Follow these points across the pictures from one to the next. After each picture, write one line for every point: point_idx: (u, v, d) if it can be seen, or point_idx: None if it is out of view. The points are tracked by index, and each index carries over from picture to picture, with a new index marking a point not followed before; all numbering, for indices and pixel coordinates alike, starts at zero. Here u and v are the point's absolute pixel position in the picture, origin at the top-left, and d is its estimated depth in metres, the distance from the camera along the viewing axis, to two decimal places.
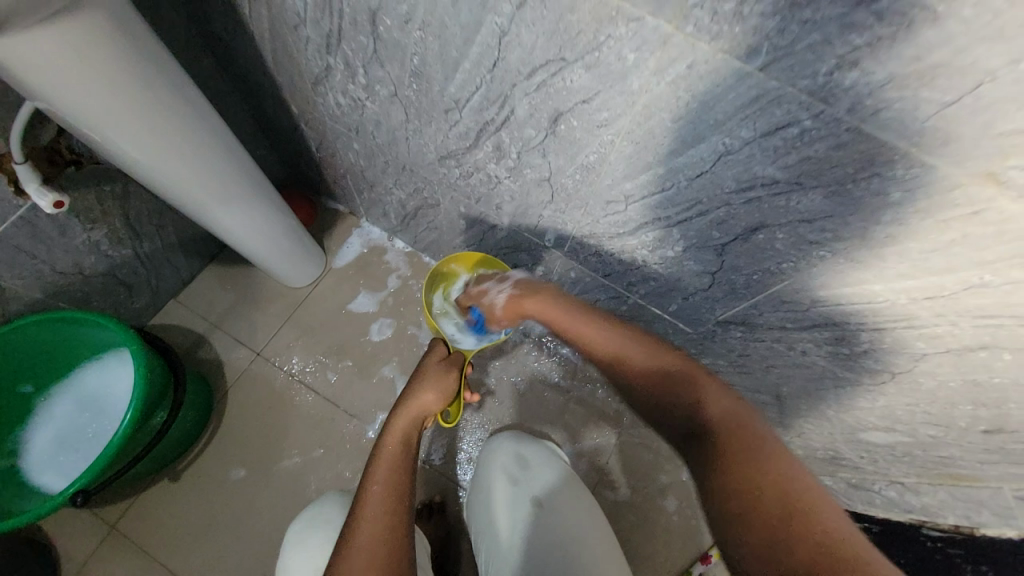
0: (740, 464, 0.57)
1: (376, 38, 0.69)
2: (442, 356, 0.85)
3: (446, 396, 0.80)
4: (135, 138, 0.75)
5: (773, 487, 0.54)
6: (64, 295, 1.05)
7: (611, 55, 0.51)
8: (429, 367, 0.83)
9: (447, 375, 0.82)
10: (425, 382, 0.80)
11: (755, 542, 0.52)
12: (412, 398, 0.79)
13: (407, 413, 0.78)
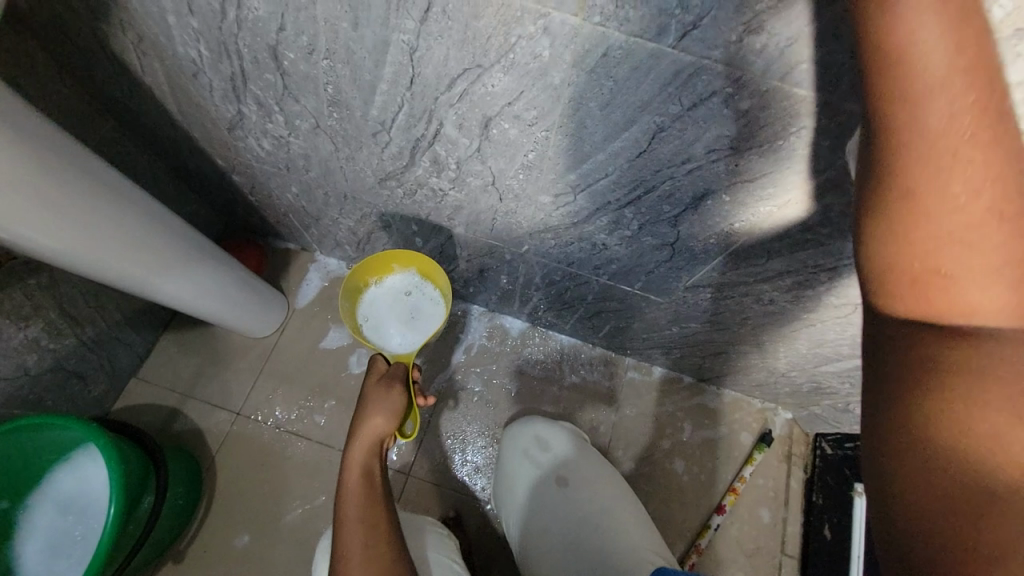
0: (982, 364, 0.33)
1: (283, 74, 0.66)
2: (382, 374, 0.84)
3: (395, 413, 0.78)
4: (49, 227, 0.70)
5: (989, 402, 0.32)
6: (12, 401, 0.97)
7: (526, 54, 0.50)
8: (370, 391, 0.81)
9: (391, 392, 0.80)
10: (369, 408, 0.78)
11: (930, 463, 0.32)
12: (361, 428, 0.77)
13: (362, 445, 0.77)
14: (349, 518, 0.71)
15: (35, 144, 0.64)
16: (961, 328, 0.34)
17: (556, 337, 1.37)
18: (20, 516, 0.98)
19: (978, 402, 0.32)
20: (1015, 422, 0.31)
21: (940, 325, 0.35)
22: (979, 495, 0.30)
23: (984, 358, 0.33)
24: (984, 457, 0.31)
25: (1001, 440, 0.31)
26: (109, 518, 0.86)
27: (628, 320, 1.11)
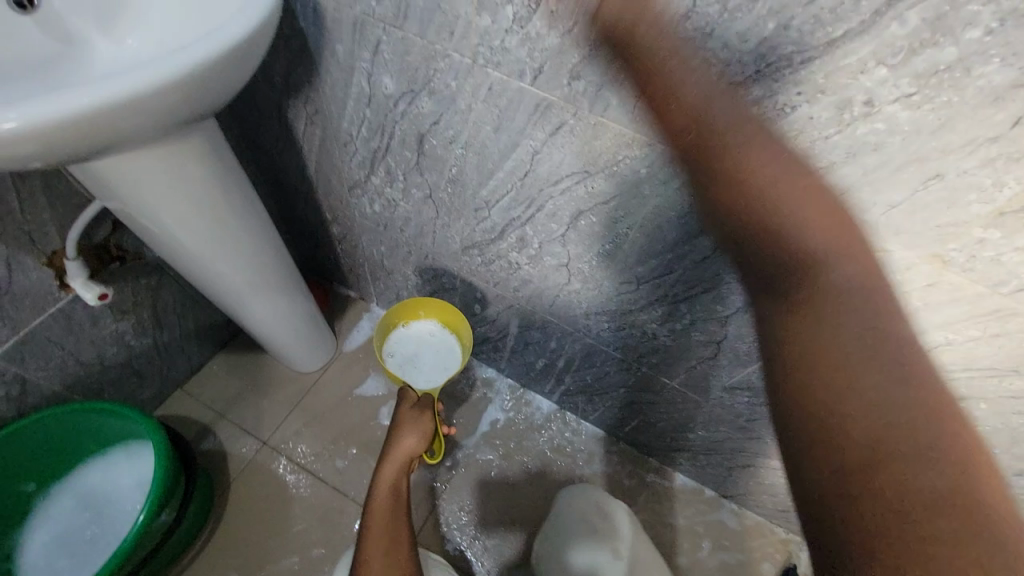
0: (826, 315, 0.41)
1: (421, 154, 0.83)
2: (414, 401, 0.92)
3: (426, 433, 0.87)
4: (200, 234, 0.84)
5: (872, 406, 0.37)
6: (79, 387, 1.02)
7: (628, 169, 0.65)
8: (403, 414, 0.91)
9: (422, 416, 0.90)
10: (402, 428, 0.88)
11: (838, 429, 0.38)
12: (394, 444, 0.86)
13: (393, 461, 0.85)
14: (375, 525, 0.78)
15: (222, 179, 0.80)
16: (805, 264, 0.43)
17: (581, 424, 1.39)
18: (49, 495, 0.99)
19: (829, 362, 0.39)
20: (868, 393, 0.38)
21: (805, 294, 0.42)
22: (867, 457, 0.36)
23: (824, 327, 0.41)
24: (854, 416, 0.37)
25: (871, 405, 0.37)
26: (141, 520, 0.87)
27: (659, 416, 1.15)
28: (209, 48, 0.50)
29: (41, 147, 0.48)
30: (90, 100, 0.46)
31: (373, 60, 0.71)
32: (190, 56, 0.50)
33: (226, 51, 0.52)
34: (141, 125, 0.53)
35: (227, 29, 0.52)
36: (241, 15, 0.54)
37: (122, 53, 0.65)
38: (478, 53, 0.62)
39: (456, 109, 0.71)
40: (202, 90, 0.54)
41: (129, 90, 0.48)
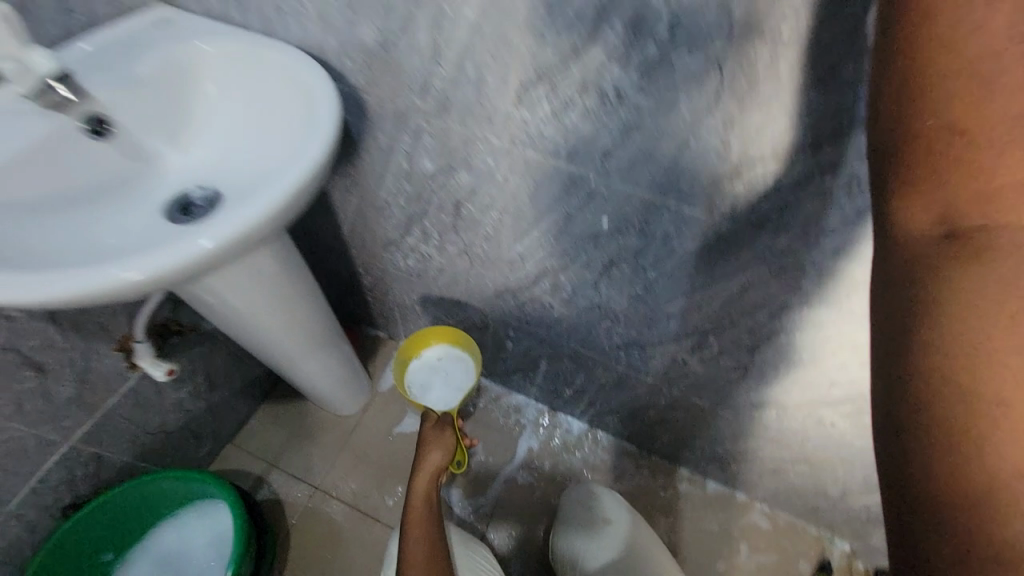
0: (963, 267, 0.32)
1: (458, 217, 0.89)
2: (436, 418, 1.05)
3: (449, 449, 0.99)
4: (262, 308, 0.90)
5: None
6: (146, 455, 1.06)
7: (658, 228, 0.71)
8: (427, 432, 1.03)
9: (444, 433, 1.01)
10: (428, 444, 0.99)
11: (949, 343, 0.32)
12: (423, 459, 0.97)
13: (423, 468, 0.96)
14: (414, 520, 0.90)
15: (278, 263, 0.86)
16: (959, 131, 0.31)
17: (613, 441, 1.45)
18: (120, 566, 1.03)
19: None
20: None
21: (974, 250, 0.32)
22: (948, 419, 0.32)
23: (1000, 268, 0.31)
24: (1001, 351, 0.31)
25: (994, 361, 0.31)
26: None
27: (691, 430, 1.22)
28: (298, 182, 0.56)
29: (167, 284, 0.53)
30: (210, 245, 0.53)
31: (414, 143, 0.77)
32: (281, 193, 0.56)
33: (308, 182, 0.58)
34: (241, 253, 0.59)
35: (305, 159, 0.59)
36: (313, 142, 0.60)
37: (189, 164, 0.71)
38: (516, 137, 0.68)
39: (494, 181, 0.77)
40: (288, 211, 0.58)
41: (238, 230, 0.54)
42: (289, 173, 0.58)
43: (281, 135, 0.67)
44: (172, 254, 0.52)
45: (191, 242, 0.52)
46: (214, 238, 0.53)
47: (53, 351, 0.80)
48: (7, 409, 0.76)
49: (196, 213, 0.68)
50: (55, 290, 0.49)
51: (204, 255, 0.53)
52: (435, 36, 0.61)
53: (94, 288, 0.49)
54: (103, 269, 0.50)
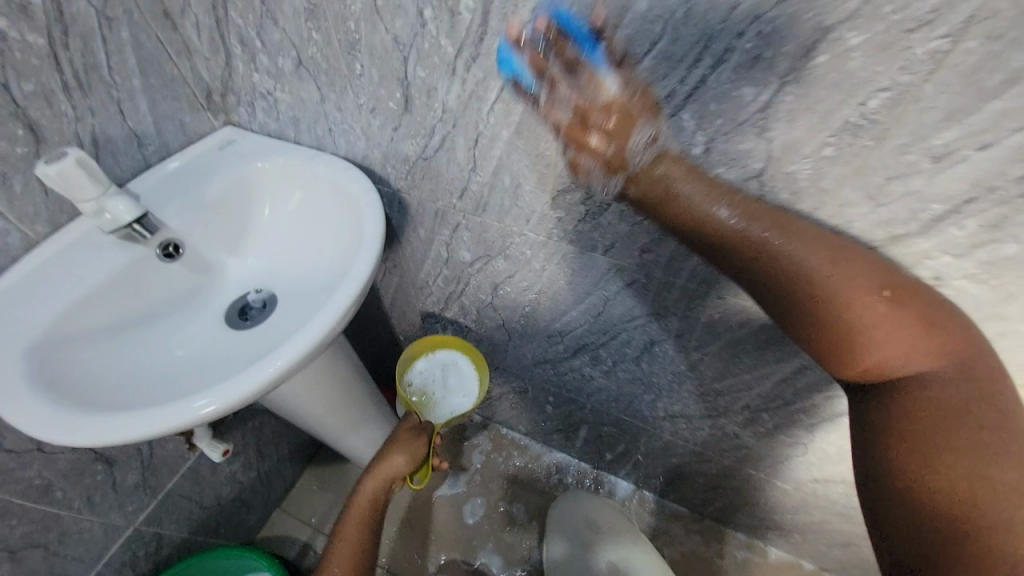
0: (910, 419, 0.46)
1: (496, 297, 0.90)
2: (414, 424, 0.90)
3: (413, 459, 0.85)
4: (314, 391, 0.92)
5: (975, 474, 0.43)
6: (201, 528, 1.09)
7: (703, 313, 0.70)
8: (400, 433, 0.89)
9: (417, 441, 0.86)
10: (394, 446, 0.86)
11: (924, 462, 0.45)
12: (383, 460, 0.85)
13: (377, 475, 0.84)
14: (347, 537, 0.81)
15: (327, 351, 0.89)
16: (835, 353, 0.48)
17: (661, 503, 1.38)
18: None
19: (919, 402, 0.46)
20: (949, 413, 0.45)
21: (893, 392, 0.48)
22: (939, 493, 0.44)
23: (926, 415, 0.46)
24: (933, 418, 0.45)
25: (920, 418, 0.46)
26: None
27: (745, 498, 1.15)
28: (349, 301, 0.60)
29: (228, 411, 0.54)
30: (270, 370, 0.55)
31: (453, 235, 0.80)
32: (334, 313, 0.59)
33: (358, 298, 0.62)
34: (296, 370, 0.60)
35: (354, 276, 0.62)
36: (361, 257, 0.64)
37: (246, 269, 0.77)
38: (552, 233, 0.69)
39: (531, 268, 0.78)
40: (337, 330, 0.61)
41: (295, 354, 0.56)
42: (340, 292, 0.61)
43: (331, 244, 0.72)
44: (234, 385, 0.53)
45: (251, 371, 0.55)
46: (274, 365, 0.55)
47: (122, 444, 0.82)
48: (79, 502, 0.79)
49: (254, 318, 0.72)
50: (123, 432, 0.50)
51: (263, 383, 0.55)
52: (473, 150, 0.64)
53: (161, 426, 0.51)
54: (170, 407, 0.51)
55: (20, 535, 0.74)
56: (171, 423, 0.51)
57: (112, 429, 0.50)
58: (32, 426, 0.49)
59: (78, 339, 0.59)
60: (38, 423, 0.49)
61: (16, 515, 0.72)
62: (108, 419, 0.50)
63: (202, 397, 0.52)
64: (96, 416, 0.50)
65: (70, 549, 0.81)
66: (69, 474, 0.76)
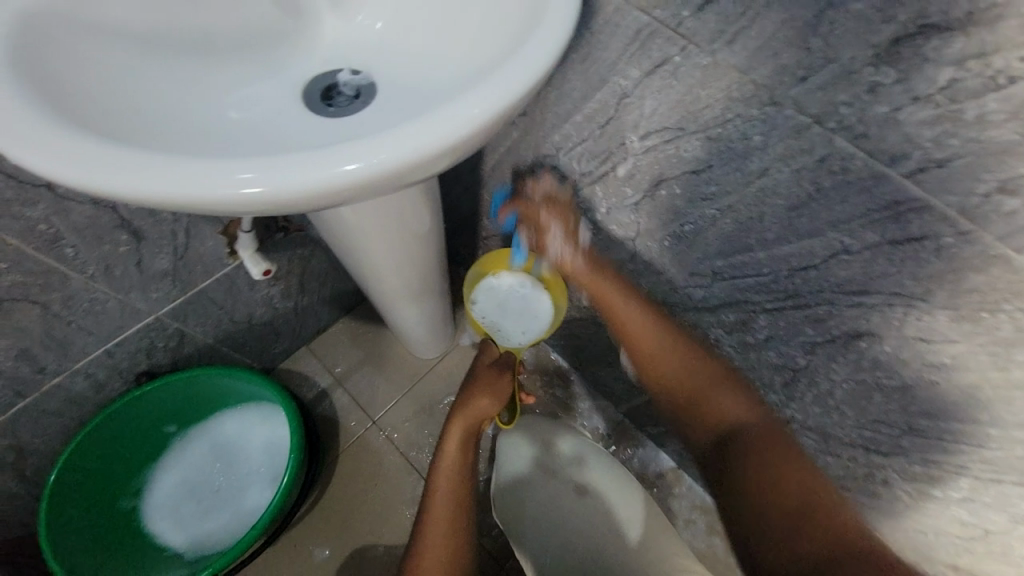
0: (774, 466, 0.57)
1: (648, 197, 0.64)
2: (494, 359, 0.80)
3: (501, 399, 0.75)
4: (383, 234, 0.72)
5: (779, 486, 0.56)
6: (226, 340, 1.00)
7: (1011, 323, 0.42)
8: (481, 371, 0.78)
9: (501, 378, 0.76)
10: (476, 385, 0.75)
11: (773, 546, 0.55)
12: (465, 403, 0.75)
13: (463, 420, 0.75)
14: (441, 492, 0.72)
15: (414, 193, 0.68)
16: (767, 488, 0.56)
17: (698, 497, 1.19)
18: (173, 445, 0.96)
19: (766, 442, 0.59)
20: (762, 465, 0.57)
21: (748, 451, 0.59)
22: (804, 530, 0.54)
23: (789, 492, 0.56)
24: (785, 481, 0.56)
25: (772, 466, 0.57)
26: (277, 494, 0.87)
27: None
28: (484, 117, 0.36)
29: (250, 212, 0.35)
30: (323, 179, 0.34)
31: (643, 80, 0.53)
32: (446, 132, 0.36)
33: (494, 120, 0.38)
34: (360, 197, 0.39)
35: (505, 77, 0.38)
36: (526, 52, 0.39)
37: (347, 35, 0.53)
38: (829, 112, 0.41)
39: (742, 168, 0.51)
40: (442, 166, 0.40)
41: (365, 169, 0.35)
42: (470, 97, 0.37)
43: (479, 34, 0.48)
44: (266, 178, 0.33)
45: (298, 168, 0.34)
46: (333, 172, 0.34)
47: (154, 220, 0.68)
48: (94, 269, 0.67)
49: (339, 106, 0.50)
50: (100, 175, 0.32)
51: (309, 191, 0.34)
52: None
53: (150, 190, 0.32)
54: (174, 169, 0.33)
55: (10, 284, 0.61)
56: (170, 193, 0.32)
57: (87, 164, 0.32)
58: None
59: (96, 32, 0.40)
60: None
61: (13, 259, 0.59)
62: (94, 150, 0.32)
63: (220, 177, 0.33)
64: (72, 138, 0.33)
65: (77, 317, 0.70)
66: (85, 233, 0.63)
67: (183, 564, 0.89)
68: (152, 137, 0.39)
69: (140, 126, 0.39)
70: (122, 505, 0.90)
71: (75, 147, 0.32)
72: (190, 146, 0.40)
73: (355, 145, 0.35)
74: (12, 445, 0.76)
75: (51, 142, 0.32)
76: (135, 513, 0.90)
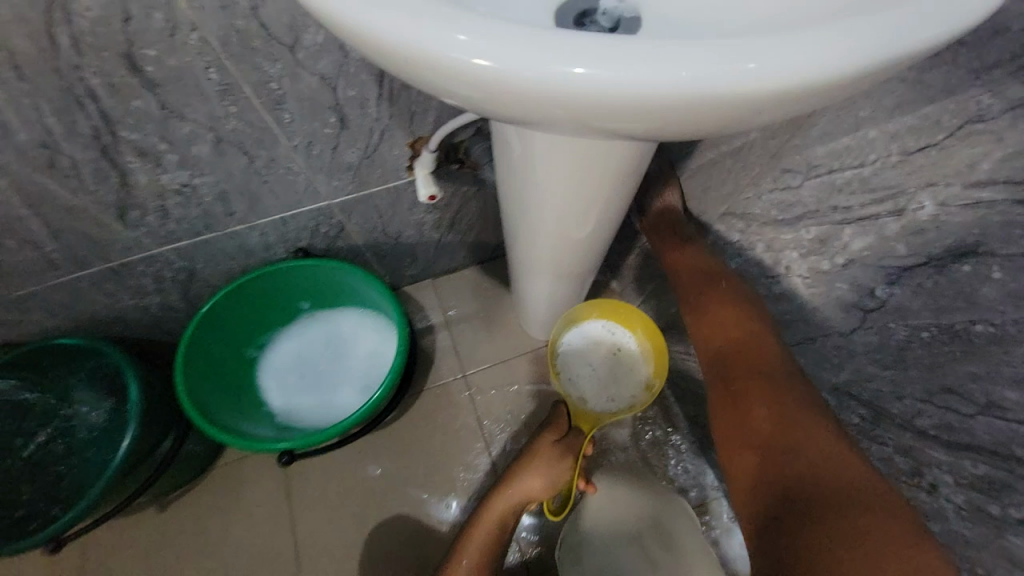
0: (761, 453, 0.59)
1: (932, 265, 0.47)
2: (560, 435, 0.76)
3: (554, 486, 0.73)
4: (561, 198, 0.64)
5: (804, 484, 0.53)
6: (373, 246, 1.04)
7: None
8: (541, 446, 0.75)
9: (561, 463, 0.73)
10: (532, 465, 0.73)
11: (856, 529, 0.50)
12: (518, 478, 0.73)
13: (508, 497, 0.73)
14: (469, 554, 0.72)
15: (620, 165, 0.58)
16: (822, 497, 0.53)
17: None
18: (302, 317, 1.05)
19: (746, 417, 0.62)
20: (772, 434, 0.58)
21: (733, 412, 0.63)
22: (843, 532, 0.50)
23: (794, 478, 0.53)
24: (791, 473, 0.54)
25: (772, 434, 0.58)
26: (366, 404, 0.88)
27: None
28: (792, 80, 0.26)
29: (477, 100, 0.30)
30: (570, 88, 0.27)
31: None
32: (728, 76, 0.27)
33: (797, 88, 0.28)
34: (570, 125, 0.32)
35: (843, 36, 0.28)
36: (883, 21, 0.28)
37: None
38: None
39: None
40: (722, 122, 0.30)
41: (610, 90, 0.27)
42: (783, 44, 0.28)
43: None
44: (494, 54, 0.27)
45: (532, 57, 0.27)
46: (566, 78, 0.27)
47: (362, 112, 0.70)
48: (298, 141, 0.71)
49: (591, 32, 0.42)
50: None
51: (526, 88, 0.28)
52: None
53: (369, 30, 0.29)
54: (401, 14, 0.28)
55: (232, 129, 0.66)
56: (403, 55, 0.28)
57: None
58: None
59: None
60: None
61: (241, 107, 0.64)
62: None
63: (436, 45, 0.28)
64: None
65: (271, 179, 0.76)
66: (303, 103, 0.66)
67: (271, 422, 0.96)
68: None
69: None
70: (249, 349, 1.01)
71: None
72: None
73: (607, 54, 0.27)
74: (188, 267, 0.87)
75: None
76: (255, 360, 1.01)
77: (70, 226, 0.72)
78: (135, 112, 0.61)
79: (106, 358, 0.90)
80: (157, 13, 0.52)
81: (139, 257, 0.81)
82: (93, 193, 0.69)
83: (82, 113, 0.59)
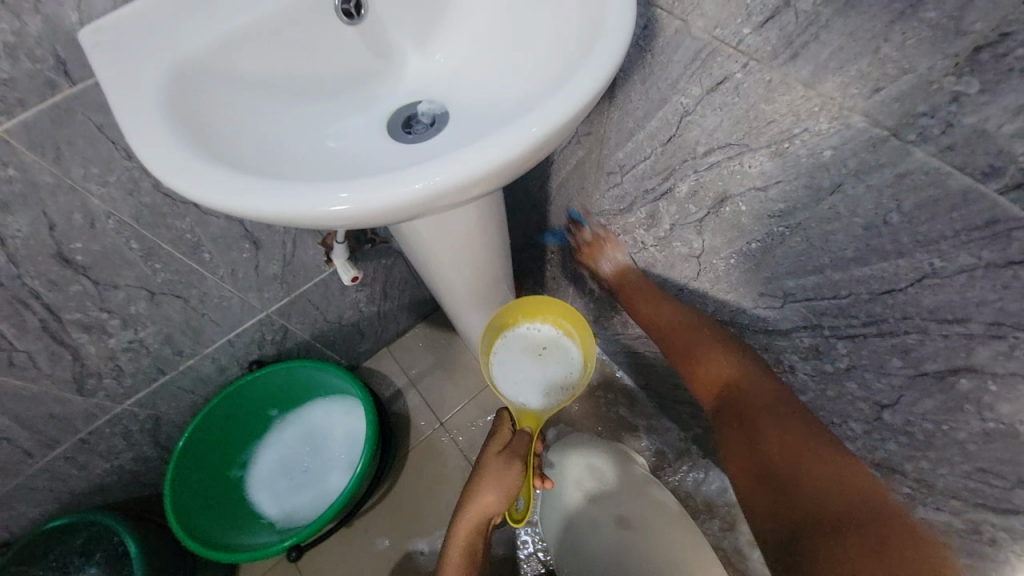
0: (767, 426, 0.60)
1: (713, 213, 0.62)
2: (504, 446, 0.82)
3: (509, 495, 0.76)
4: (451, 246, 0.78)
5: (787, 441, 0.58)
6: (320, 337, 1.13)
7: None
8: (489, 460, 0.80)
9: (510, 471, 0.78)
10: (483, 480, 0.77)
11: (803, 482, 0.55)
12: (475, 496, 0.77)
13: (469, 517, 0.77)
14: None
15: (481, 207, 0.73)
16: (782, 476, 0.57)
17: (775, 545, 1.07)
18: (274, 426, 1.11)
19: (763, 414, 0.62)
20: (784, 443, 0.58)
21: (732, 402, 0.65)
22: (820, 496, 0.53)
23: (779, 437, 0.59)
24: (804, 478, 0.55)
25: (795, 456, 0.57)
26: (354, 477, 0.95)
27: None
28: (529, 147, 0.41)
29: (344, 225, 0.43)
30: (395, 197, 0.40)
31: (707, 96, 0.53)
32: (495, 154, 0.41)
33: (543, 142, 0.42)
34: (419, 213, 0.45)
35: (559, 105, 0.42)
36: (578, 83, 0.42)
37: (427, 71, 0.62)
38: (909, 124, 0.39)
39: (816, 183, 0.48)
40: (505, 179, 0.44)
41: (428, 189, 0.40)
42: (522, 123, 0.41)
43: (541, 68, 0.53)
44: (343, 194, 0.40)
45: (367, 189, 0.40)
46: (397, 192, 0.40)
47: (270, 231, 0.81)
48: (223, 272, 0.81)
49: (417, 133, 0.57)
50: (214, 198, 0.41)
51: (367, 206, 0.40)
52: None
53: (251, 209, 0.40)
54: (273, 190, 0.41)
55: (163, 280, 0.76)
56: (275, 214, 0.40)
57: (216, 190, 0.41)
58: (143, 146, 0.43)
59: (232, 80, 0.52)
60: (150, 153, 0.43)
61: (164, 261, 0.74)
62: (208, 171, 0.42)
63: (296, 198, 0.40)
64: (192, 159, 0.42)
65: (208, 310, 0.85)
66: (217, 240, 0.77)
67: (274, 531, 1.01)
68: (264, 161, 0.49)
69: (254, 154, 0.49)
70: (232, 472, 1.05)
71: (197, 164, 0.42)
72: (287, 170, 0.50)
73: (418, 169, 0.41)
74: (153, 414, 0.93)
75: (178, 160, 0.42)
76: (242, 480, 1.06)
77: (35, 412, 0.78)
78: (73, 295, 0.70)
79: (95, 529, 0.93)
80: (75, 213, 0.63)
81: (105, 419, 0.87)
82: (50, 375, 0.76)
83: (28, 310, 0.68)
